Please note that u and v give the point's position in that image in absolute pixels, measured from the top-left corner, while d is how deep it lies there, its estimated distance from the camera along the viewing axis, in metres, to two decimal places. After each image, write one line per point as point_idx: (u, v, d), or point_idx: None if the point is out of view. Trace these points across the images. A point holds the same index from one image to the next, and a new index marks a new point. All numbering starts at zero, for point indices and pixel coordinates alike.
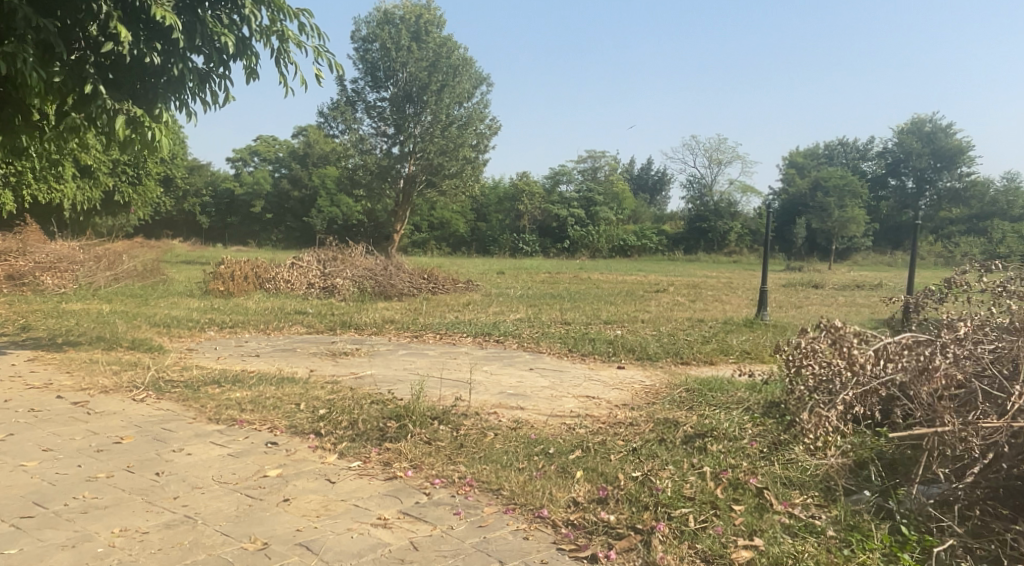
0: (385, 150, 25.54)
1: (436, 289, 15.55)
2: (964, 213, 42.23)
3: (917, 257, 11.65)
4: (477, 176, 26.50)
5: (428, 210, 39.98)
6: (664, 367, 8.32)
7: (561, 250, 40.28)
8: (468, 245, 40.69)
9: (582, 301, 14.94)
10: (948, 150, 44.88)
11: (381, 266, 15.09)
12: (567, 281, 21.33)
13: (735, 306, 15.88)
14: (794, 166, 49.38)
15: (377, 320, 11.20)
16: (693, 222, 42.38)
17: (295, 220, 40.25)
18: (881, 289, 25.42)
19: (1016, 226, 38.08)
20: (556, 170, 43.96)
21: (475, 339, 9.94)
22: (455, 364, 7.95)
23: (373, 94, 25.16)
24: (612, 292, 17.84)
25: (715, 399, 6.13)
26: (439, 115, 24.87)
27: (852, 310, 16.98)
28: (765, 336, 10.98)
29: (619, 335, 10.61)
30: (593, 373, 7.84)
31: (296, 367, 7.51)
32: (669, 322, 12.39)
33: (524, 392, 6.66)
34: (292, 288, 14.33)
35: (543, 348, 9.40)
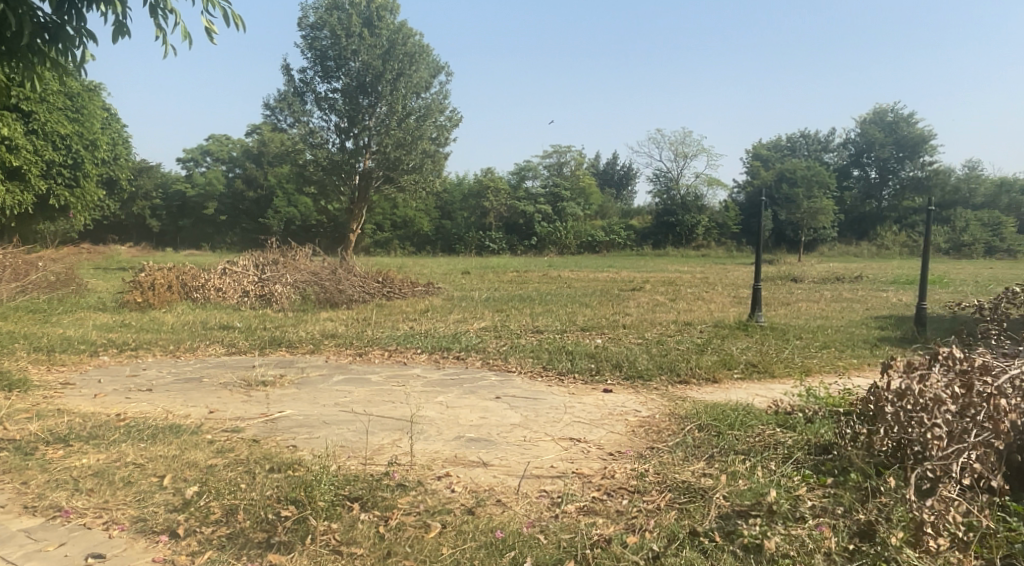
0: (338, 144, 23.59)
1: (392, 295, 13.84)
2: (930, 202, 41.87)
3: (927, 248, 10.13)
4: (438, 171, 24.79)
5: (390, 208, 38.01)
6: (663, 389, 6.79)
7: (528, 247, 38.86)
8: (432, 244, 38.93)
9: (553, 304, 13.37)
10: (910, 139, 44.40)
11: (327, 270, 13.33)
12: (536, 280, 19.90)
13: (720, 305, 14.48)
14: (760, 157, 48.52)
15: (315, 334, 9.47)
16: (660, 216, 41.20)
17: (251, 222, 38.12)
18: (860, 280, 24.50)
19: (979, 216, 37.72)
20: (521, 165, 42.28)
21: (431, 355, 8.32)
22: (403, 395, 6.33)
23: (323, 85, 23.27)
24: (586, 292, 16.30)
25: (742, 440, 4.59)
26: (395, 106, 23.07)
27: (844, 305, 15.68)
28: (767, 342, 9.54)
29: (601, 346, 9.04)
30: (576, 401, 6.27)
31: (195, 408, 5.83)
32: (654, 327, 10.90)
33: (487, 436, 5.08)
34: (224, 297, 12.50)
35: (514, 366, 7.80)
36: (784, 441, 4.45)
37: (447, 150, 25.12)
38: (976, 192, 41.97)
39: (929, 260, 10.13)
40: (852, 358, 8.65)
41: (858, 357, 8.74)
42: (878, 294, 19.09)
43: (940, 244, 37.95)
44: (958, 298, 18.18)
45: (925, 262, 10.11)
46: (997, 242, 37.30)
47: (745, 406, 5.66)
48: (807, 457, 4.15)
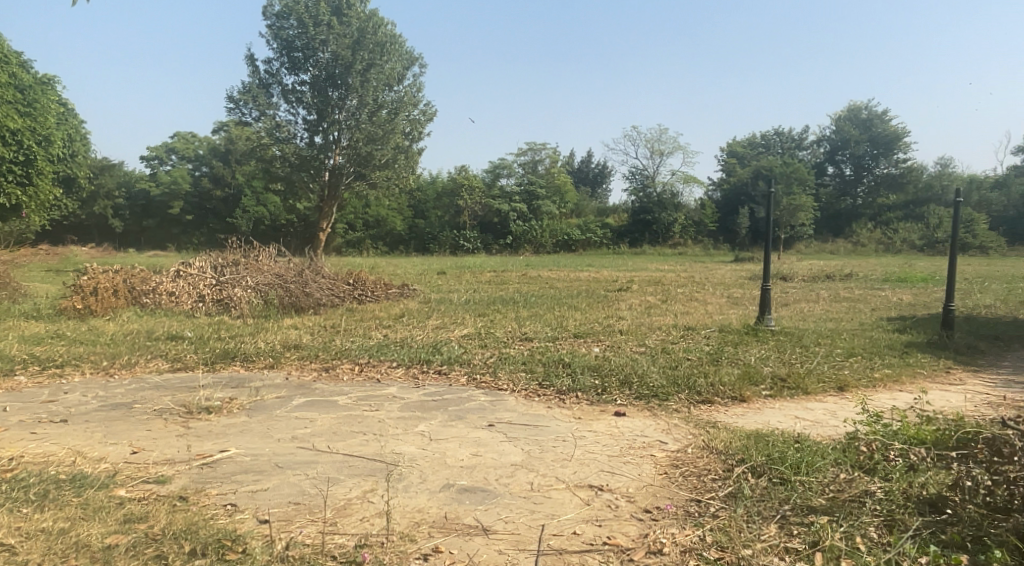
0: (307, 139, 22.23)
1: (363, 300, 12.59)
2: (901, 200, 42.97)
3: (954, 246, 9.40)
4: (412, 167, 23.55)
5: (362, 207, 36.53)
6: (687, 413, 5.74)
7: (503, 246, 37.71)
8: (405, 244, 37.61)
9: (539, 307, 12.31)
10: (884, 136, 43.98)
11: (293, 272, 12.05)
12: (516, 280, 18.88)
13: (716, 306, 13.51)
14: (735, 155, 47.90)
15: (276, 343, 8.21)
16: (637, 214, 40.41)
17: (218, 222, 36.44)
18: (849, 278, 23.81)
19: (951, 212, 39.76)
20: (495, 163, 41.14)
21: (410, 370, 7.18)
22: (378, 424, 5.17)
23: (290, 77, 21.90)
24: (571, 293, 15.25)
25: (819, 493, 3.67)
26: (366, 98, 21.74)
27: (844, 305, 14.83)
28: (785, 350, 8.57)
29: (602, 356, 7.98)
30: (588, 430, 5.16)
31: (114, 447, 4.62)
32: (654, 332, 9.86)
33: (485, 485, 3.97)
34: (175, 302, 11.13)
35: (506, 383, 6.68)
36: (876, 488, 3.56)
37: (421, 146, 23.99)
38: (948, 188, 42.09)
39: (956, 261, 9.54)
40: (885, 370, 7.73)
41: (891, 368, 7.79)
42: (874, 293, 18.28)
43: (915, 241, 38.15)
44: (954, 297, 17.47)
45: (951, 263, 9.51)
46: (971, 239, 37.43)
47: (795, 442, 4.70)
48: (918, 519, 3.29)
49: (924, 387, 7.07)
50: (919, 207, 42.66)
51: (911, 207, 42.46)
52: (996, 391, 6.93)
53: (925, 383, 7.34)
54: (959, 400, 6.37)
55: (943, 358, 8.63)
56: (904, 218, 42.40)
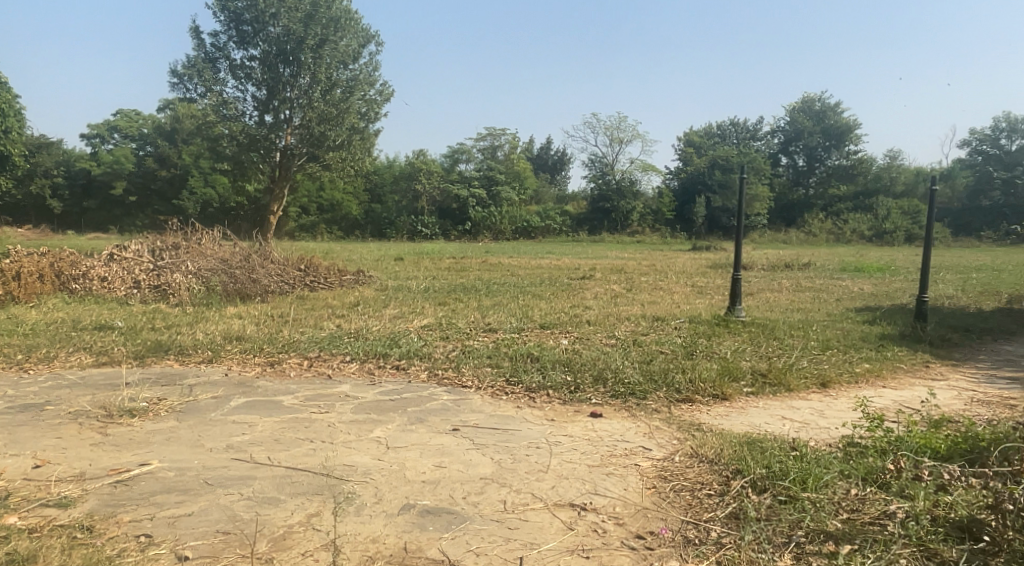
0: (256, 117, 21.23)
1: (315, 287, 11.89)
2: (851, 190, 43.16)
3: (929, 236, 9.26)
4: (368, 149, 22.70)
5: (316, 190, 35.45)
6: (668, 413, 5.29)
7: (461, 233, 37.01)
8: (361, 229, 36.70)
9: (501, 295, 11.80)
10: (836, 128, 44.34)
11: (239, 257, 11.28)
12: (476, 267, 18.31)
13: (683, 296, 13.17)
14: (693, 144, 47.96)
15: (217, 334, 7.50)
16: (596, 202, 40.12)
17: (164, 204, 34.99)
18: (808, 267, 23.86)
19: (898, 204, 40.53)
20: (454, 148, 40.43)
21: (365, 365, 6.59)
22: (326, 430, 4.58)
23: (238, 51, 20.84)
24: (533, 281, 14.77)
25: (834, 514, 3.24)
26: (319, 76, 20.78)
27: (809, 294, 14.64)
28: (760, 342, 8.22)
29: (571, 348, 7.49)
30: (564, 436, 4.66)
31: (13, 460, 3.95)
32: (623, 323, 9.41)
33: (452, 505, 3.44)
34: (108, 288, 10.28)
35: (470, 381, 6.14)
36: (898, 508, 3.18)
37: (377, 127, 23.16)
38: (896, 180, 42.91)
39: (931, 252, 9.37)
40: (865, 364, 7.42)
41: (870, 362, 7.49)
42: (836, 283, 18.17)
43: (864, 231, 38.69)
44: (913, 288, 17.49)
45: (925, 253, 9.34)
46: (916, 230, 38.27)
47: (790, 448, 4.28)
48: (958, 550, 2.93)
49: (907, 383, 6.76)
50: (868, 199, 42.58)
51: (860, 197, 42.73)
52: (981, 387, 6.66)
53: (906, 378, 7.06)
54: (947, 399, 6.07)
55: (918, 351, 8.39)
56: (853, 208, 42.52)
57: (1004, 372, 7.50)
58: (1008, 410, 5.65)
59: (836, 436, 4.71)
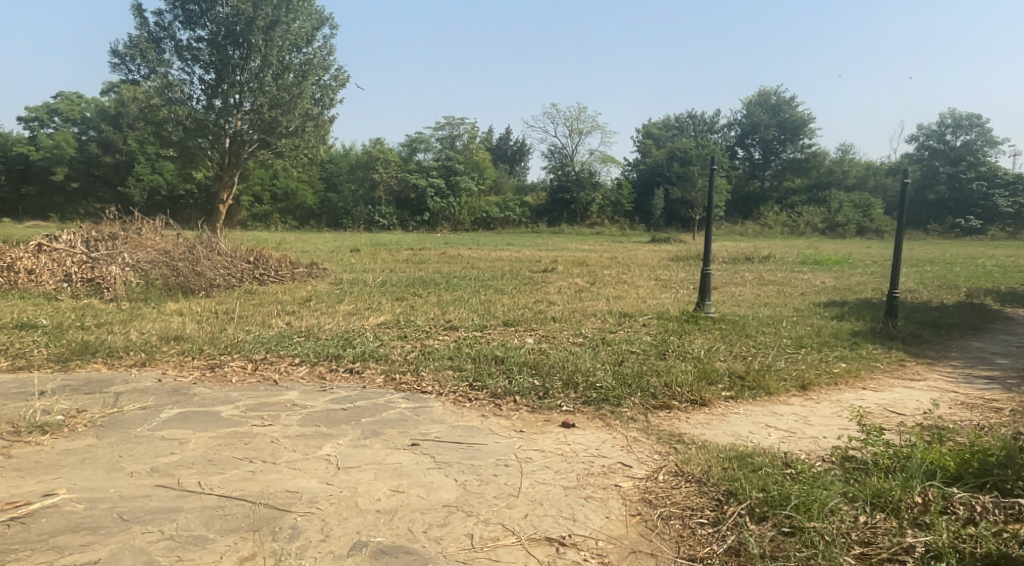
0: (204, 102, 20.28)
1: (264, 280, 11.23)
2: (805, 183, 43.63)
3: (901, 233, 9.07)
4: (322, 137, 21.91)
5: (269, 178, 34.33)
6: (646, 423, 4.90)
7: (420, 223, 36.28)
8: (316, 219, 35.75)
9: (461, 289, 11.30)
10: (792, 122, 44.72)
11: (182, 248, 10.60)
12: (435, 259, 17.74)
13: (648, 290, 12.84)
14: (652, 136, 47.94)
15: (152, 334, 6.87)
16: (555, 193, 39.77)
17: (108, 191, 33.52)
18: (768, 260, 23.82)
19: (850, 197, 41.14)
20: (412, 137, 39.67)
21: (316, 369, 6.05)
22: (269, 447, 4.05)
23: (184, 32, 19.83)
24: (494, 274, 14.29)
25: (847, 550, 2.93)
26: (270, 59, 19.91)
27: (772, 289, 14.46)
28: (734, 341, 7.89)
29: (537, 348, 7.06)
30: (535, 450, 4.22)
31: None
32: (589, 320, 9.01)
33: (411, 544, 3.01)
34: (36, 281, 9.49)
35: (431, 387, 5.68)
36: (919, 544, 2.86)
37: (332, 114, 22.38)
38: (849, 173, 43.51)
39: (901, 248, 9.18)
40: (841, 364, 7.14)
41: (846, 362, 7.23)
42: (798, 276, 18.08)
43: (817, 224, 39.20)
44: (873, 281, 17.48)
45: (897, 249, 9.13)
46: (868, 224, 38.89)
47: (784, 465, 3.91)
48: None
49: (887, 385, 6.50)
50: (821, 191, 43.44)
51: (813, 190, 43.18)
52: (960, 387, 6.43)
53: (885, 378, 6.80)
54: (930, 402, 5.81)
55: (892, 349, 8.15)
56: (807, 202, 42.96)
57: (980, 371, 7.29)
58: (995, 414, 5.40)
59: (827, 449, 4.38)
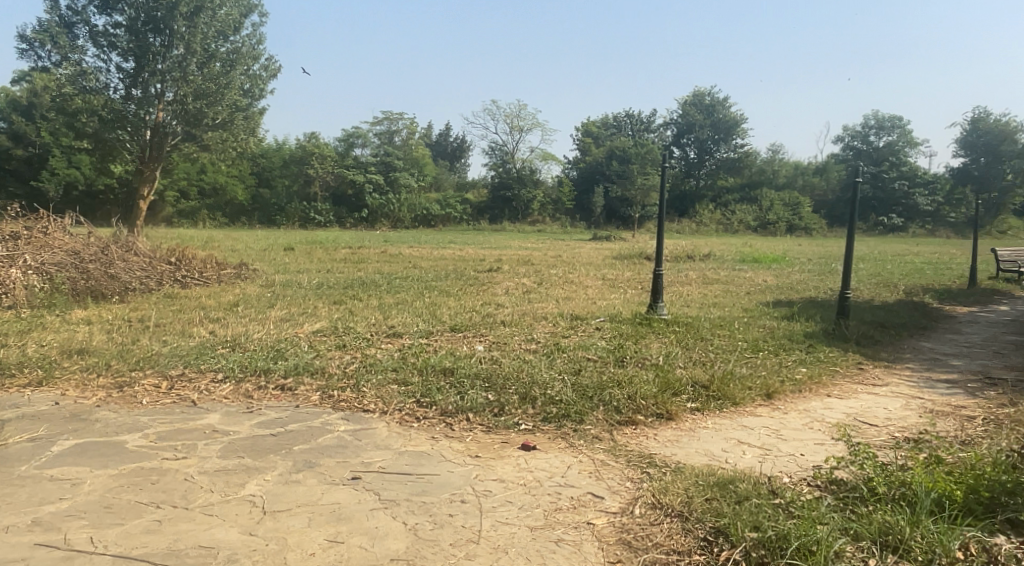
0: (122, 92, 19.05)
1: (187, 284, 10.42)
2: (739, 181, 44.32)
3: (853, 233, 8.94)
4: (252, 129, 20.92)
5: (197, 172, 32.81)
6: (612, 442, 4.47)
7: (358, 220, 35.34)
8: (248, 215, 34.36)
9: (402, 292, 10.73)
10: (725, 122, 45.37)
11: (92, 249, 9.78)
12: (374, 258, 17.06)
13: (595, 290, 12.50)
14: (590, 134, 48.00)
15: (51, 347, 6.10)
16: (496, 190, 39.36)
17: (20, 185, 31.45)
18: (708, 257, 23.92)
19: (782, 196, 42.03)
20: (349, 131, 38.61)
21: (242, 386, 5.44)
22: (181, 486, 3.48)
23: (100, 16, 18.55)
24: (436, 274, 13.74)
25: None
26: (195, 47, 18.83)
27: (718, 288, 14.33)
28: (690, 346, 7.58)
29: (487, 356, 6.59)
30: (494, 481, 3.75)
31: None
32: (538, 324, 8.58)
33: None
34: None
35: (374, 405, 5.15)
36: None
37: (262, 106, 21.42)
38: (779, 172, 44.48)
39: (852, 248, 9.04)
40: (802, 369, 6.89)
41: (806, 366, 6.98)
42: (740, 274, 18.11)
43: (750, 222, 39.99)
44: (813, 279, 17.60)
45: (849, 248, 8.97)
46: (797, 222, 39.87)
47: (771, 494, 3.55)
48: None
49: (851, 390, 6.25)
50: (754, 189, 44.20)
51: (747, 189, 43.91)
52: (924, 393, 6.22)
53: (846, 383, 6.56)
54: (900, 411, 5.56)
55: (848, 351, 7.96)
56: (740, 200, 43.64)
57: (938, 373, 7.13)
58: (967, 424, 5.17)
59: (808, 470, 4.05)
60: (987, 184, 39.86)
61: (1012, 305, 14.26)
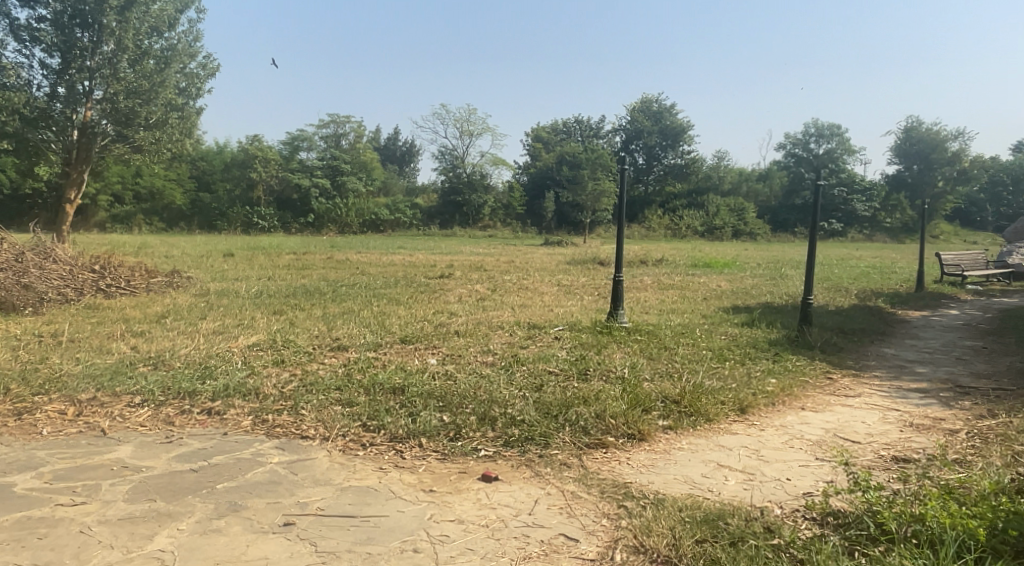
0: (47, 90, 17.92)
1: (112, 293, 9.64)
2: (685, 188, 44.64)
3: (816, 236, 8.66)
4: (189, 130, 19.97)
5: (131, 176, 31.49)
6: (581, 471, 4.05)
7: (303, 226, 34.37)
8: (187, 220, 32.98)
9: (349, 300, 10.12)
10: (672, 129, 45.42)
11: (6, 256, 8.97)
12: (320, 265, 16.41)
13: (550, 297, 12.07)
14: (540, 140, 47.81)
15: None
16: (446, 196, 38.80)
17: None
18: (661, 263, 23.80)
19: (727, 202, 42.43)
20: (293, 135, 37.58)
21: (162, 412, 4.88)
22: (75, 542, 3.09)
23: (23, 10, 17.44)
24: (384, 281, 13.15)
25: None
26: (126, 44, 17.81)
27: (674, 293, 14.07)
28: (654, 357, 7.20)
29: (440, 372, 6.05)
30: (452, 523, 3.32)
31: None
32: (494, 334, 8.09)
33: None
34: None
35: (314, 430, 4.62)
36: None
37: (199, 106, 20.53)
38: (724, 179, 45.02)
39: (815, 249, 8.68)
40: (772, 379, 6.55)
41: (775, 377, 6.64)
42: (694, 280, 17.99)
43: (697, 227, 40.15)
44: (767, 284, 17.55)
45: (812, 252, 8.65)
46: (742, 227, 40.41)
47: (766, 531, 3.19)
48: None
49: (825, 403, 5.92)
50: (700, 195, 44.71)
51: (693, 195, 44.28)
52: (900, 404, 5.93)
53: (819, 395, 6.24)
54: (879, 425, 5.24)
55: (814, 359, 7.66)
56: (688, 206, 43.96)
57: (909, 382, 6.87)
58: (952, 439, 4.87)
59: (800, 497, 3.69)
60: (921, 190, 41.19)
61: (961, 309, 14.32)
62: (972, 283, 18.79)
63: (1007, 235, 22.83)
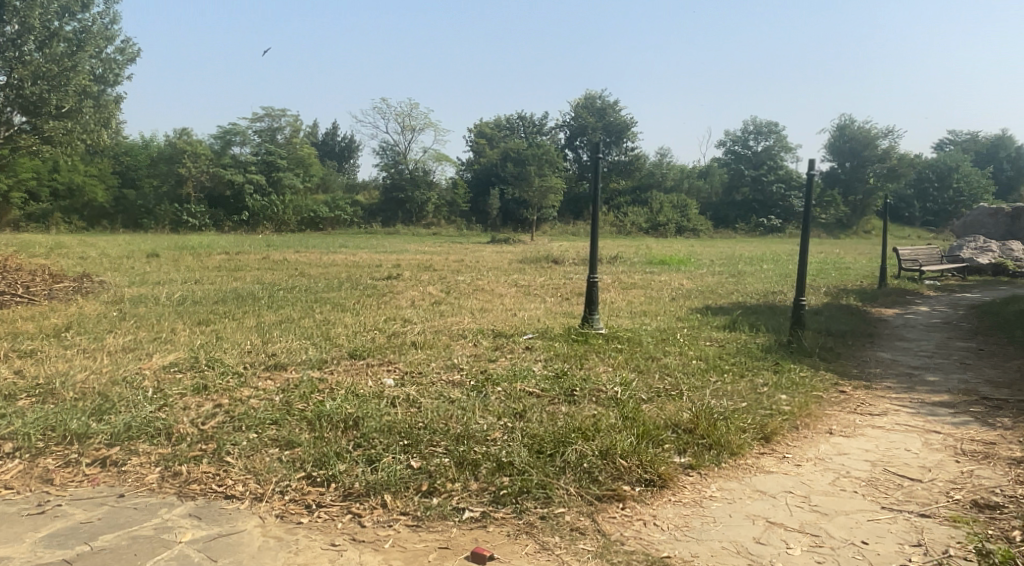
0: None
1: (6, 302, 8.22)
2: (630, 184, 44.27)
3: (808, 231, 7.83)
4: (106, 121, 18.27)
5: (48, 171, 29.23)
6: (599, 543, 3.10)
7: (237, 224, 32.68)
8: (110, 219, 30.97)
9: (286, 307, 8.90)
10: (616, 125, 44.56)
11: None
12: (255, 265, 15.11)
13: (511, 300, 11.06)
14: (484, 136, 46.77)
15: None
16: (388, 192, 37.45)
17: None
18: (616, 260, 23.06)
19: (672, 199, 42.19)
20: (225, 129, 35.34)
21: (38, 466, 3.72)
22: None
23: None
24: (324, 284, 11.95)
25: None
26: (32, 22, 16.06)
27: (640, 293, 13.22)
28: (646, 370, 6.26)
29: (400, 397, 4.96)
30: None
31: None
32: (455, 346, 7.03)
33: None
34: None
35: (243, 486, 3.53)
36: None
37: (118, 94, 18.88)
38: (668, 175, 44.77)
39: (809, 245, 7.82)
40: (783, 395, 5.68)
41: (785, 392, 5.78)
42: (654, 278, 17.26)
43: (642, 224, 39.71)
44: (729, 282, 16.91)
45: (806, 248, 7.80)
46: (686, 223, 40.20)
47: None
48: None
49: (852, 426, 5.08)
50: (644, 192, 44.39)
51: (638, 192, 43.96)
52: (936, 425, 5.12)
53: (841, 414, 5.39)
54: (929, 455, 4.42)
55: (818, 368, 6.84)
56: (631, 202, 43.65)
57: (929, 394, 6.09)
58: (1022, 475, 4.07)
59: None
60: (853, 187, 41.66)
61: (930, 306, 13.89)
62: (930, 278, 18.52)
63: (957, 228, 22.76)
